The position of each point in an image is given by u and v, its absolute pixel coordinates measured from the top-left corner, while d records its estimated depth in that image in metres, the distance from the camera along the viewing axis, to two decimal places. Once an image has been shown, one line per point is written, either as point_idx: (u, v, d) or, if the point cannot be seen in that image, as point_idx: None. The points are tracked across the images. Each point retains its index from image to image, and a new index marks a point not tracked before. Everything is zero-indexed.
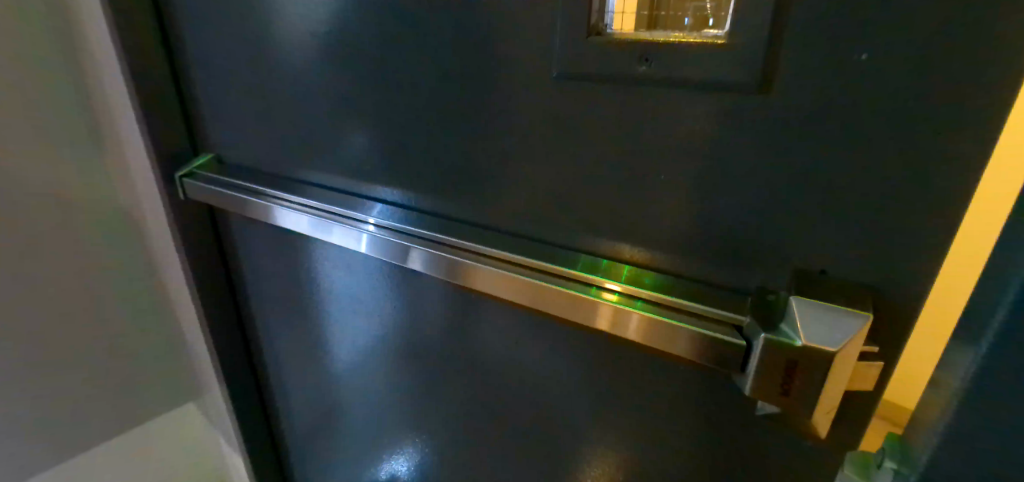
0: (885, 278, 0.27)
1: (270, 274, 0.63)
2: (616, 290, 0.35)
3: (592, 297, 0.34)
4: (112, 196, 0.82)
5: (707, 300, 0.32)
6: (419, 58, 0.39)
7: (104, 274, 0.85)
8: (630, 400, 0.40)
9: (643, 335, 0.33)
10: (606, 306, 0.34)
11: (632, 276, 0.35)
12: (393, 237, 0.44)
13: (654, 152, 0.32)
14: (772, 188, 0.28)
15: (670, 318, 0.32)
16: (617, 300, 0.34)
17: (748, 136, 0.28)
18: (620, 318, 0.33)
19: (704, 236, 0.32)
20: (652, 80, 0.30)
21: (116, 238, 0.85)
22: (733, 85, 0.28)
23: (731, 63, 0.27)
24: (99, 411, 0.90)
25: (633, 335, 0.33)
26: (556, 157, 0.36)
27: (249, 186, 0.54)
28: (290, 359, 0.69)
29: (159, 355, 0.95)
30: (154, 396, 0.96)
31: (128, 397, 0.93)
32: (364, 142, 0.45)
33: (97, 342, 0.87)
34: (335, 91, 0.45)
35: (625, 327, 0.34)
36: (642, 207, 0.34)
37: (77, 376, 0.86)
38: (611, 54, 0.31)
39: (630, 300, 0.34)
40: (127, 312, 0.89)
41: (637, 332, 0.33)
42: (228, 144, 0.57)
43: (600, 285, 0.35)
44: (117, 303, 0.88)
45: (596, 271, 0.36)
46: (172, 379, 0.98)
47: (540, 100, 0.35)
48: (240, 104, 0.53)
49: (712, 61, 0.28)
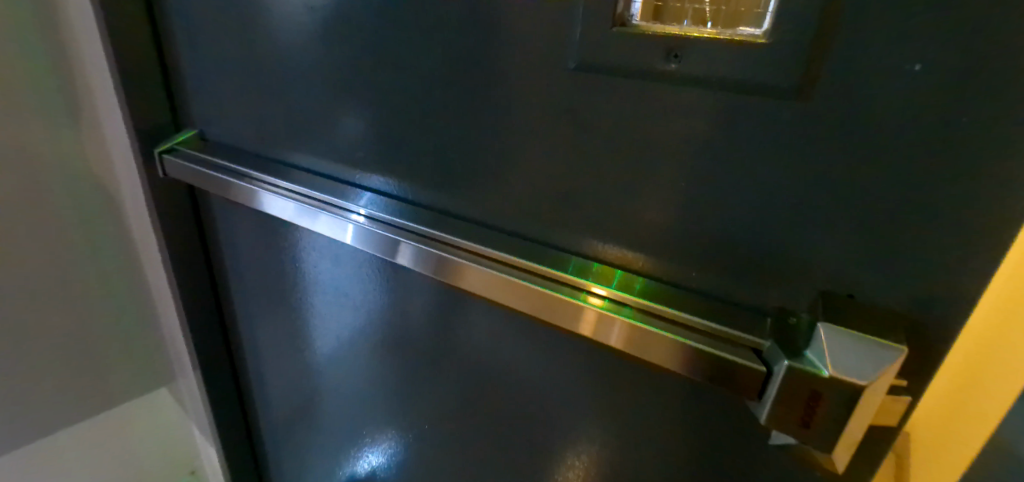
0: (918, 307, 0.25)
1: (253, 260, 0.61)
2: (603, 295, 0.33)
3: (577, 301, 0.33)
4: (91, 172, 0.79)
5: (704, 313, 0.30)
6: (427, 44, 0.37)
7: (90, 251, 0.83)
8: (619, 410, 0.39)
9: (628, 345, 0.32)
10: (590, 311, 0.32)
11: (622, 281, 0.34)
12: (384, 231, 0.42)
13: (671, 156, 0.30)
14: (797, 203, 0.26)
15: (660, 329, 0.30)
16: (602, 305, 0.32)
17: (777, 143, 0.26)
18: (605, 324, 0.32)
19: (712, 246, 0.30)
20: (680, 78, 0.27)
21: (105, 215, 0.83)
22: (768, 88, 0.25)
23: (767, 63, 0.25)
24: (77, 390, 0.89)
25: (616, 342, 0.32)
26: (564, 156, 0.34)
27: (233, 168, 0.52)
28: (271, 348, 0.68)
29: (141, 336, 0.94)
30: (132, 375, 0.95)
31: (108, 375, 0.92)
32: (360, 129, 0.44)
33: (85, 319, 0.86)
34: (338, 77, 0.43)
35: (608, 334, 0.32)
36: (650, 213, 0.32)
37: (63, 353, 0.85)
38: (635, 49, 0.28)
39: (616, 306, 0.32)
40: (110, 291, 0.87)
41: (624, 341, 0.32)
42: (213, 122, 0.55)
43: (587, 289, 0.34)
44: (101, 281, 0.86)
45: (585, 275, 0.34)
46: (150, 360, 0.96)
47: (552, 93, 0.33)
48: (231, 81, 0.51)
49: (747, 59, 0.25)
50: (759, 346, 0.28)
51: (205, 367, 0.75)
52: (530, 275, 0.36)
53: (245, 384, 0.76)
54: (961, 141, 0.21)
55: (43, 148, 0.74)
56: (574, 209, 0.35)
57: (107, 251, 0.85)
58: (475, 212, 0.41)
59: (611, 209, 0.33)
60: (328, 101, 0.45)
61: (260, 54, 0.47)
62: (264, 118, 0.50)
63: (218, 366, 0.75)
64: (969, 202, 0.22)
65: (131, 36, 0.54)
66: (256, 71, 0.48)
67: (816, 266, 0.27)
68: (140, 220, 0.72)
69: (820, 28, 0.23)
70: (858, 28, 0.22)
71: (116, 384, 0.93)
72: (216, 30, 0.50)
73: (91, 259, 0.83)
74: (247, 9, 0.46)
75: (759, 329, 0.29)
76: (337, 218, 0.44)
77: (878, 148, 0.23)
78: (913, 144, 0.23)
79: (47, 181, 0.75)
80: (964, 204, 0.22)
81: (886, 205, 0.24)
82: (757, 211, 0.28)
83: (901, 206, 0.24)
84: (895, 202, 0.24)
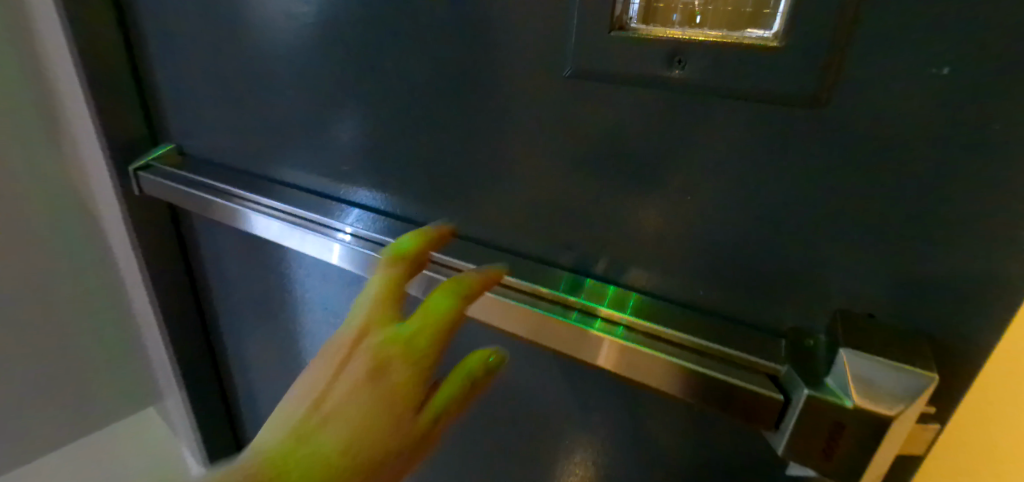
0: (946, 329, 0.23)
1: (238, 277, 0.59)
2: (595, 314, 0.32)
3: (568, 322, 0.31)
4: (67, 185, 0.75)
5: (706, 334, 0.29)
6: (413, 50, 0.35)
7: (69, 267, 0.79)
8: (623, 431, 0.37)
9: (625, 368, 0.30)
10: (581, 332, 0.31)
11: (615, 298, 0.32)
12: (369, 250, 0.40)
13: (676, 168, 0.28)
14: (811, 216, 0.25)
15: (657, 351, 0.29)
16: (594, 325, 0.31)
17: (788, 154, 0.24)
18: (596, 345, 0.31)
19: (718, 262, 0.28)
20: (685, 85, 0.25)
21: (81, 229, 0.78)
22: (779, 95, 0.23)
23: (778, 69, 0.23)
24: (62, 413, 0.86)
25: (608, 364, 0.30)
26: (561, 167, 0.32)
27: (213, 185, 0.50)
28: (259, 366, 0.65)
29: (125, 357, 0.89)
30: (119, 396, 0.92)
31: (93, 396, 0.89)
32: (346, 141, 0.42)
33: (66, 341, 0.83)
34: (322, 88, 0.41)
35: (595, 354, 0.31)
36: (653, 228, 0.30)
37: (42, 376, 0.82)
38: (636, 54, 0.26)
39: (608, 326, 0.31)
40: (88, 309, 0.83)
41: (623, 365, 0.30)
42: (192, 135, 0.53)
43: (579, 308, 0.32)
44: (80, 299, 0.82)
45: (578, 292, 0.33)
46: (136, 380, 0.92)
47: (547, 103, 0.31)
48: (209, 93, 0.49)
49: (758, 64, 0.23)
50: (774, 371, 0.26)
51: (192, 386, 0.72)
52: (527, 296, 0.34)
53: (234, 402, 0.74)
54: (999, 151, 0.19)
55: (14, 162, 0.70)
56: (572, 223, 0.33)
57: (85, 268, 0.80)
58: (468, 228, 0.39)
59: (612, 224, 0.32)
60: (312, 113, 0.43)
61: (240, 64, 0.45)
62: (246, 131, 0.48)
63: (205, 384, 0.73)
64: (1006, 219, 0.20)
65: (101, 47, 0.52)
66: (235, 81, 0.46)
67: (832, 284, 0.25)
68: (119, 238, 0.69)
69: (838, 30, 0.21)
70: (878, 29, 0.20)
71: (103, 405, 0.90)
72: (193, 40, 0.47)
73: (68, 277, 0.79)
74: (224, 16, 0.44)
75: (770, 351, 0.27)
76: (323, 238, 0.42)
77: (902, 160, 0.22)
78: (942, 154, 0.21)
79: (18, 196, 0.72)
80: (1001, 221, 0.20)
81: (909, 220, 0.22)
82: (768, 226, 0.26)
83: (929, 220, 0.22)
84: (921, 215, 0.22)
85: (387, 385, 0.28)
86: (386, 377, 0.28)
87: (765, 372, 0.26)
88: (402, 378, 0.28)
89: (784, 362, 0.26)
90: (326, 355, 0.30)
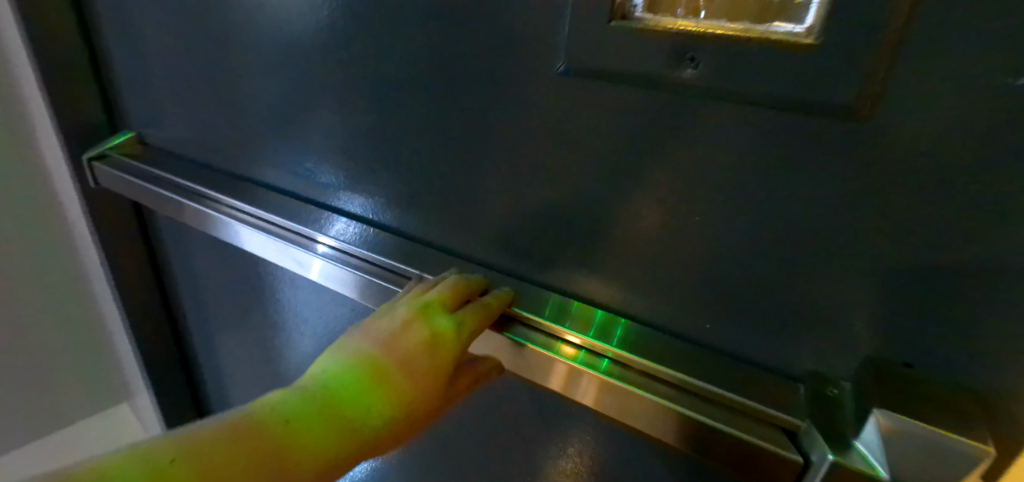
0: (988, 385, 0.20)
1: (206, 277, 0.55)
2: (578, 344, 0.29)
3: (549, 353, 0.29)
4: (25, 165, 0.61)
5: (707, 374, 0.26)
6: (389, 37, 0.31)
7: (36, 262, 0.68)
8: (610, 460, 0.34)
9: (613, 410, 0.27)
10: (561, 364, 0.29)
11: (602, 326, 0.29)
12: (358, 270, 0.37)
13: (680, 183, 0.24)
14: (836, 248, 0.21)
15: (647, 392, 0.26)
16: (576, 357, 0.29)
17: (811, 174, 0.21)
18: (575, 379, 0.28)
19: (723, 293, 0.25)
20: (698, 88, 0.22)
21: (44, 220, 0.65)
22: (811, 103, 0.19)
23: (809, 75, 0.19)
24: (21, 415, 0.79)
25: (589, 402, 0.28)
26: (550, 176, 0.29)
27: (185, 186, 0.46)
28: (230, 367, 0.63)
29: (94, 358, 0.82)
30: (83, 398, 0.84)
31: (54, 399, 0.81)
32: (319, 137, 0.38)
33: (29, 343, 0.73)
34: (291, 78, 0.37)
35: (579, 391, 0.28)
36: (652, 248, 0.27)
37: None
38: (640, 50, 0.22)
39: (592, 359, 0.28)
40: (54, 308, 0.73)
41: (611, 405, 0.27)
42: (154, 124, 0.49)
43: (562, 336, 0.30)
44: (44, 297, 0.71)
45: (563, 318, 0.30)
46: (103, 380, 0.85)
47: (536, 103, 0.27)
48: (170, 78, 0.44)
49: (788, 66, 0.19)
50: (792, 426, 0.23)
51: (161, 383, 0.69)
52: (515, 323, 0.31)
53: (205, 399, 0.72)
54: None
55: None
56: (561, 237, 0.30)
57: (53, 264, 0.69)
58: (450, 237, 0.36)
59: (605, 242, 0.28)
60: (280, 105, 0.39)
61: (202, 48, 0.41)
62: (211, 122, 0.44)
63: (177, 380, 0.70)
64: None
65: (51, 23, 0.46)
66: (198, 68, 0.42)
67: (856, 325, 0.22)
68: (81, 233, 0.65)
69: (890, 27, 0.17)
70: (934, 31, 0.17)
71: (67, 407, 0.83)
72: (150, 18, 0.42)
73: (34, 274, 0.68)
74: None
75: (787, 400, 0.24)
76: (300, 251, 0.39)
77: (947, 189, 0.18)
78: (1011, 185, 0.17)
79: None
80: None
81: (953, 259, 0.19)
82: (784, 254, 0.23)
83: (981, 257, 0.18)
84: (969, 253, 0.19)
85: (416, 379, 0.28)
86: (415, 370, 0.28)
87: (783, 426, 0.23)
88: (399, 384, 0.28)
89: (804, 416, 0.23)
90: (360, 331, 0.30)
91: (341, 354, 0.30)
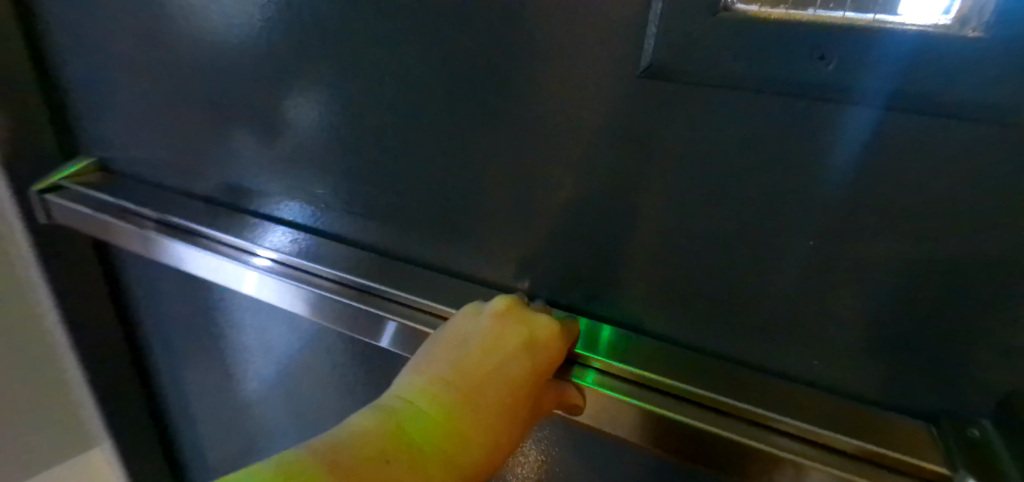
0: None
1: (182, 315, 0.49)
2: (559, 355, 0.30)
3: None
4: None
5: (766, 400, 0.25)
6: (413, 48, 0.27)
7: None
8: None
9: (680, 450, 0.26)
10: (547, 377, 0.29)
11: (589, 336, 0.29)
12: (312, 286, 0.35)
13: (776, 202, 0.21)
14: (964, 271, 0.19)
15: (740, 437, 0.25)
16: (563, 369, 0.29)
17: (933, 197, 0.18)
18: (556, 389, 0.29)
19: (812, 322, 0.23)
20: (823, 88, 0.18)
21: None
22: (974, 109, 0.16)
23: (988, 66, 0.15)
24: None
25: (627, 434, 0.28)
26: (608, 197, 0.26)
27: (120, 203, 0.42)
28: (210, 412, 0.56)
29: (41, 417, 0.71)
30: None
31: None
32: (323, 160, 0.34)
33: None
34: (291, 86, 0.32)
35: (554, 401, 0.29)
36: (732, 276, 0.24)
37: None
38: (750, 47, 0.18)
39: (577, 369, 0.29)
40: None
41: (655, 439, 0.27)
42: (116, 146, 0.43)
43: None
44: None
45: None
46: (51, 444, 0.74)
47: (592, 120, 0.24)
48: (136, 96, 0.39)
49: (946, 65, 0.16)
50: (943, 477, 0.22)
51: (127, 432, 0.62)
52: None
53: (177, 450, 0.65)
54: None
55: None
56: (622, 264, 0.27)
57: None
58: (482, 267, 0.32)
59: (680, 263, 0.25)
60: (274, 117, 0.34)
61: (181, 61, 0.35)
62: (189, 144, 0.39)
63: (146, 430, 0.63)
64: None
65: None
66: (175, 85, 0.37)
67: (978, 353, 0.20)
68: (29, 273, 0.57)
69: None
70: None
71: None
72: (113, 28, 0.37)
73: None
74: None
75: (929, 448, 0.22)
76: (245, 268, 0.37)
77: None
78: None
79: None
80: None
81: None
82: (916, 271, 0.20)
83: None
84: None
85: (489, 413, 0.23)
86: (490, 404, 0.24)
87: (924, 475, 0.22)
88: (469, 416, 0.23)
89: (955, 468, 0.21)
90: (407, 366, 0.25)
91: (385, 393, 0.24)
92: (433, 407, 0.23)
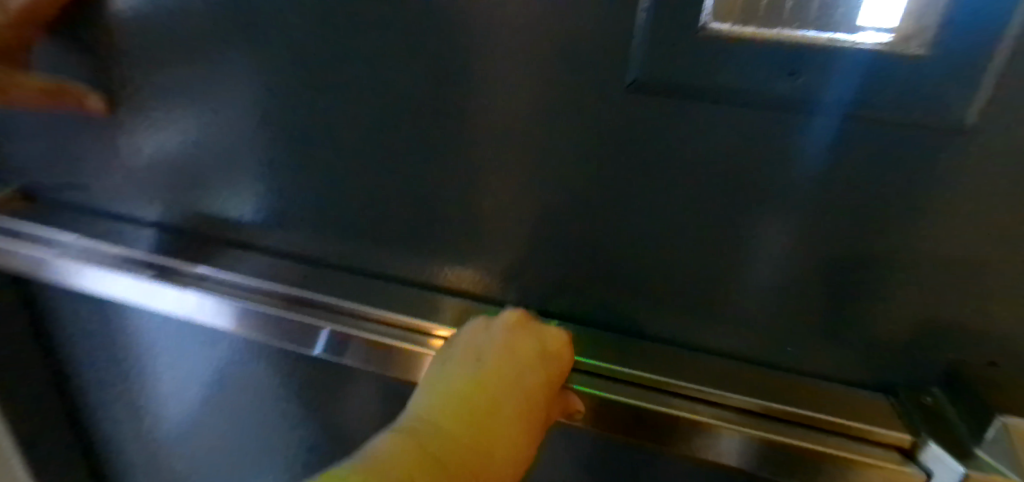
0: None
1: (119, 350, 0.45)
2: None
3: None
4: None
5: (746, 387, 0.27)
6: (387, 63, 0.26)
7: None
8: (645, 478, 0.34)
9: (669, 440, 0.27)
10: None
11: None
12: (249, 302, 0.33)
13: (754, 205, 0.23)
14: (918, 257, 0.22)
15: (724, 423, 0.26)
16: None
17: (892, 196, 0.21)
18: None
19: (788, 311, 0.25)
20: (793, 101, 0.20)
21: None
22: (924, 117, 0.18)
23: (932, 78, 0.17)
24: None
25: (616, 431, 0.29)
26: (593, 206, 0.26)
27: (27, 227, 0.38)
28: (156, 449, 0.52)
29: None
30: None
31: None
32: (288, 178, 0.32)
33: None
34: (252, 104, 0.30)
35: None
36: (714, 275, 0.26)
37: None
38: (731, 62, 0.20)
39: None
40: None
41: (644, 434, 0.28)
42: (35, 168, 0.38)
43: None
44: None
45: None
46: None
47: (575, 133, 0.24)
48: (58, 113, 0.34)
49: (899, 80, 0.18)
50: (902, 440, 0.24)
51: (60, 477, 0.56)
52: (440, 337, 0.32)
53: None
54: None
55: None
56: (607, 270, 0.28)
57: None
58: (464, 279, 0.32)
59: (664, 266, 0.26)
60: (229, 134, 0.32)
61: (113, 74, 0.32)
62: (128, 164, 0.35)
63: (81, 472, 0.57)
64: None
65: None
66: (108, 101, 0.33)
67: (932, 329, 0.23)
68: None
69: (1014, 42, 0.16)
70: None
71: None
72: None
73: None
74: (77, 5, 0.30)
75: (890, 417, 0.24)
76: (171, 288, 0.34)
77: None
78: None
79: None
80: None
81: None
82: (877, 261, 0.22)
83: None
84: None
85: (506, 425, 0.24)
86: (505, 416, 0.24)
87: (886, 440, 0.25)
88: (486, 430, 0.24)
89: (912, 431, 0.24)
90: (423, 385, 0.26)
91: (406, 414, 0.25)
92: (452, 425, 0.24)
